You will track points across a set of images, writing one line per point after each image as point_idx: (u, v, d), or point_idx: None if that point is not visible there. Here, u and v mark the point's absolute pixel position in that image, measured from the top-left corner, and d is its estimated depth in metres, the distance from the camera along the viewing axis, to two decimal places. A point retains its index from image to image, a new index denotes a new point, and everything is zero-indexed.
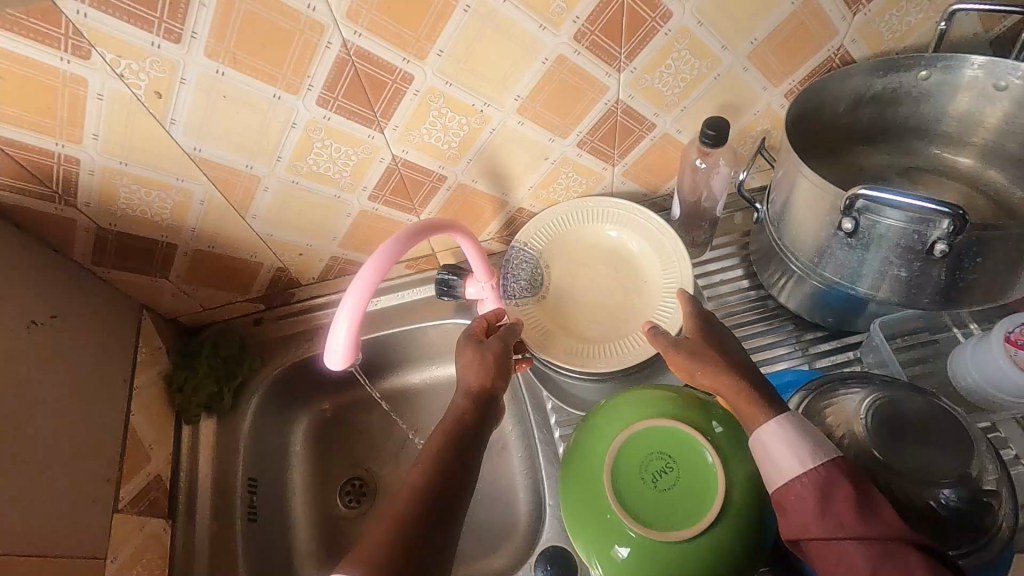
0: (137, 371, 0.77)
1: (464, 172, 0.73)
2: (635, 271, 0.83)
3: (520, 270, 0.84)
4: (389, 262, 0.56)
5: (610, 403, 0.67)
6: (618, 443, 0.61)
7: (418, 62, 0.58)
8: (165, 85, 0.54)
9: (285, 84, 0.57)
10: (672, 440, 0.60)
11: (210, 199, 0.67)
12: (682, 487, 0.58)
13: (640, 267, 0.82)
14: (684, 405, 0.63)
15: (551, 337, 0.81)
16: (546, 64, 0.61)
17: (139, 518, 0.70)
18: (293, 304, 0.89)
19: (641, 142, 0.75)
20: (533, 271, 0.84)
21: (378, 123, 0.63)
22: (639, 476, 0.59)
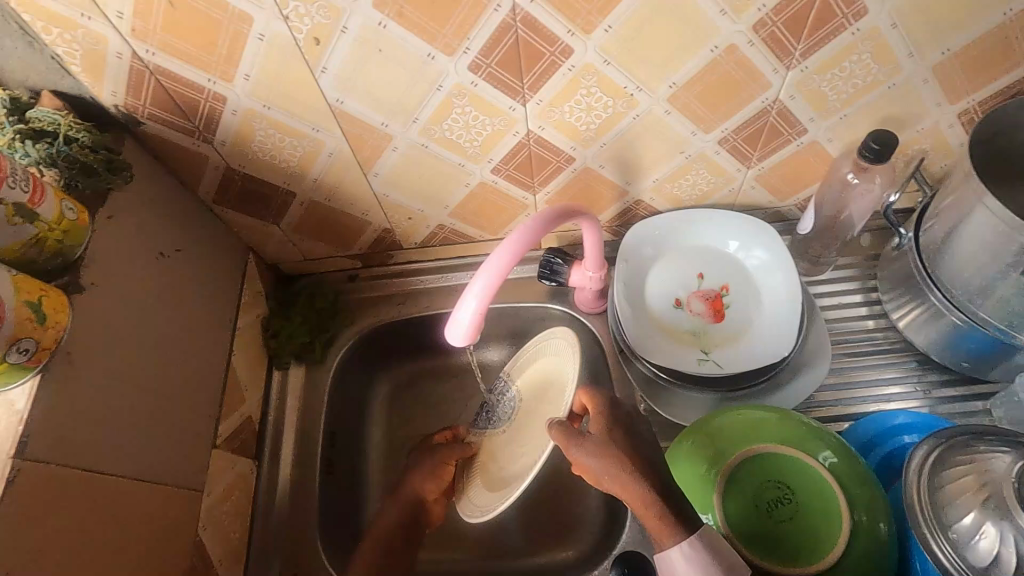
0: (240, 313, 0.77)
1: (595, 156, 0.69)
2: (556, 379, 0.75)
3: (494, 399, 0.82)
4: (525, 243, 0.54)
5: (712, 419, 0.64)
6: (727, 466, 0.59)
7: (583, 36, 0.54)
8: (326, 32, 0.52)
9: (443, 44, 0.54)
10: (785, 465, 0.58)
11: (339, 152, 0.66)
12: (800, 518, 0.55)
13: (556, 375, 0.75)
14: (793, 428, 0.61)
15: (500, 457, 0.76)
16: (713, 53, 0.57)
17: (232, 457, 0.71)
18: (389, 266, 0.89)
19: (786, 147, 0.70)
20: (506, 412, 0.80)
21: (524, 94, 0.60)
22: (752, 504, 0.57)
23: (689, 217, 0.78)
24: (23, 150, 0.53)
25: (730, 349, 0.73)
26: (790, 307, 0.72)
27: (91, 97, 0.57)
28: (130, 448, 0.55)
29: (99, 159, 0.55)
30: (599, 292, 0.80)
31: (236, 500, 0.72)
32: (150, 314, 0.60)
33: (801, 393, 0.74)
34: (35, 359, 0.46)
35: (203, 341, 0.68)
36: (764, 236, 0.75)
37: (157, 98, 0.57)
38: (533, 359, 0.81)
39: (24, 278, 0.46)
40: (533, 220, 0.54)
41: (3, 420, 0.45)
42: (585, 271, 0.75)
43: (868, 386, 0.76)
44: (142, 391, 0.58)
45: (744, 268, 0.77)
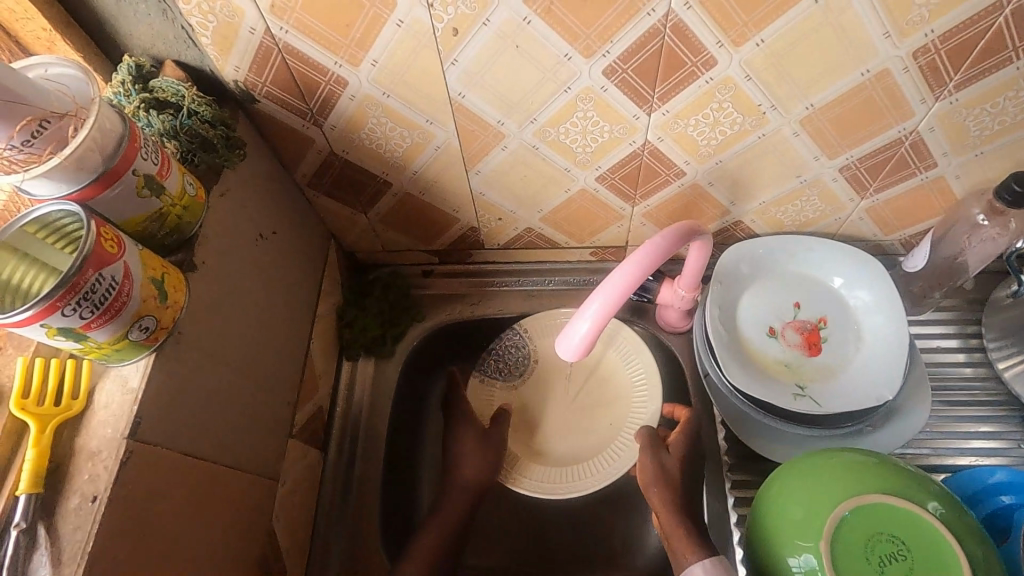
0: (319, 300, 0.76)
1: (706, 173, 0.67)
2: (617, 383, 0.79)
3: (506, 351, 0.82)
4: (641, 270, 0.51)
5: (802, 463, 0.61)
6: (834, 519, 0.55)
7: (731, 48, 0.51)
8: (467, 24, 0.50)
9: (584, 45, 0.51)
10: (894, 517, 0.55)
11: (446, 146, 0.64)
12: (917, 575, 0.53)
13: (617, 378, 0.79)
14: (894, 474, 0.57)
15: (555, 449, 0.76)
16: (864, 77, 0.54)
17: (305, 447, 0.70)
18: (465, 264, 0.87)
19: (909, 180, 0.66)
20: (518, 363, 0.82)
21: (652, 104, 0.57)
22: (864, 559, 0.54)
23: (789, 244, 0.75)
24: (146, 120, 0.51)
25: (826, 384, 0.70)
26: (895, 348, 0.69)
27: (212, 71, 0.56)
28: (223, 434, 0.54)
29: (218, 135, 0.53)
30: (685, 312, 0.77)
31: (305, 491, 0.70)
32: (247, 297, 0.59)
33: (902, 435, 0.70)
34: (152, 338, 0.44)
35: (289, 327, 0.67)
36: (871, 273, 0.72)
37: (278, 77, 0.56)
38: (551, 328, 0.82)
39: (148, 253, 0.44)
40: (650, 246, 0.51)
41: (116, 398, 0.44)
42: (677, 291, 0.73)
43: (967, 437, 0.72)
44: (236, 376, 0.56)
45: (843, 302, 0.74)
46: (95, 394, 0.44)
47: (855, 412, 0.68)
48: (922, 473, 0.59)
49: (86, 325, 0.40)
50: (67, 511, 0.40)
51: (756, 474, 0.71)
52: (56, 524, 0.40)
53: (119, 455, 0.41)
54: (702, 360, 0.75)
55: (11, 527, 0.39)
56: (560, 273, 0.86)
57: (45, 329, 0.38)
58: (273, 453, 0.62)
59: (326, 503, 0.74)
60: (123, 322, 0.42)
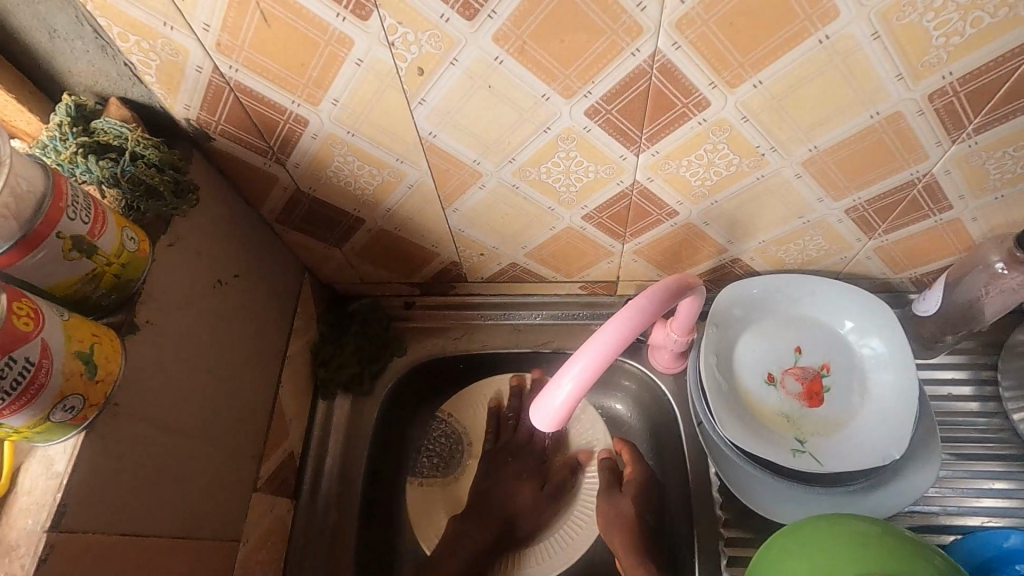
0: (291, 340, 0.72)
1: (701, 213, 0.62)
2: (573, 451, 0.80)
3: (436, 445, 0.83)
4: (625, 337, 0.46)
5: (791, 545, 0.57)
6: None
7: (726, 89, 0.46)
8: (432, 63, 0.45)
9: (563, 86, 0.47)
10: None
11: (420, 185, 0.59)
12: None
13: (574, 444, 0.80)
14: (888, 548, 0.52)
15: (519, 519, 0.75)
16: (873, 119, 0.49)
17: (272, 498, 0.66)
18: (449, 296, 0.82)
19: (922, 222, 0.61)
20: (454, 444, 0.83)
21: (640, 144, 0.53)
22: None
23: (791, 284, 0.70)
24: (85, 165, 0.47)
25: (830, 437, 0.65)
26: (905, 400, 0.64)
27: (162, 109, 0.51)
28: (172, 503, 0.50)
29: (166, 181, 0.49)
30: (679, 354, 0.72)
31: (272, 544, 0.66)
32: (202, 349, 0.55)
33: (913, 492, 0.65)
34: (80, 416, 0.41)
35: (253, 375, 0.63)
36: (880, 319, 0.67)
37: (233, 115, 0.51)
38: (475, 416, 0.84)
39: (75, 322, 0.40)
40: (632, 308, 0.47)
41: (41, 482, 0.40)
42: (669, 333, 0.68)
43: (980, 494, 0.67)
44: (189, 437, 0.52)
45: (849, 347, 0.69)
46: (19, 476, 0.41)
47: (863, 470, 0.64)
48: (925, 545, 0.54)
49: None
50: None
51: (752, 531, 0.67)
52: None
53: (39, 552, 0.38)
54: (697, 408, 0.70)
55: None
56: (549, 307, 0.82)
57: None
58: (234, 511, 0.59)
59: (296, 554, 0.70)
60: (43, 404, 0.38)
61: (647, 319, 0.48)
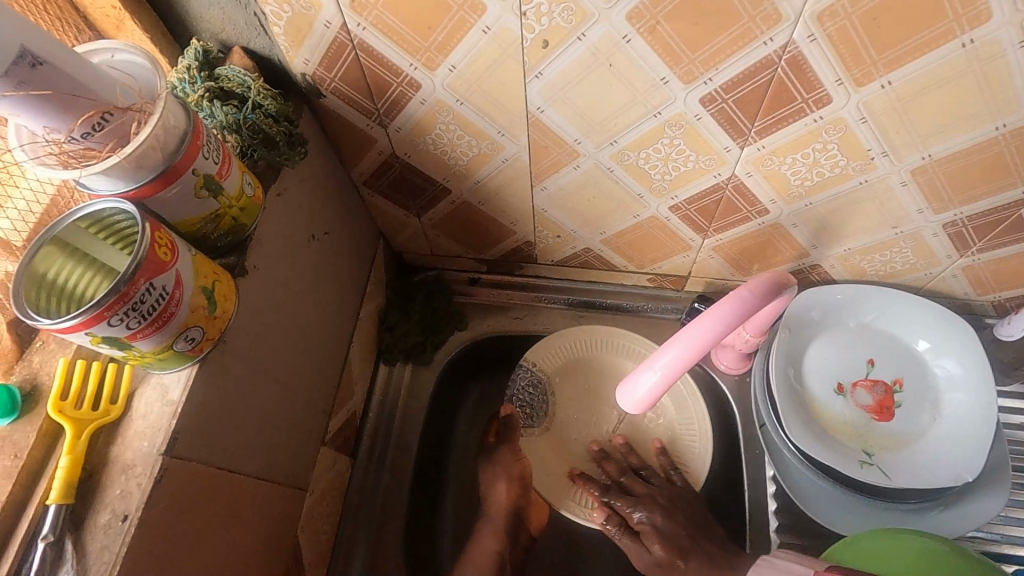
0: (363, 303, 0.73)
1: (792, 214, 0.61)
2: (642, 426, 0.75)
3: (521, 393, 0.76)
4: (703, 345, 0.47)
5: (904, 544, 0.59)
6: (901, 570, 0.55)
7: (851, 88, 0.46)
8: (559, 37, 0.45)
9: (685, 69, 0.47)
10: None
11: (515, 160, 0.60)
12: None
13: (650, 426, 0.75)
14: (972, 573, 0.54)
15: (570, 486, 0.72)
16: (997, 131, 0.47)
17: (335, 454, 0.68)
18: (514, 276, 0.83)
19: (1020, 244, 0.60)
20: (541, 393, 0.76)
21: (747, 138, 0.52)
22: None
23: (870, 295, 0.69)
24: (209, 110, 0.48)
25: (896, 452, 0.65)
26: (978, 422, 0.63)
27: (281, 62, 0.53)
28: (258, 444, 0.51)
29: (281, 132, 0.50)
30: (744, 355, 0.72)
31: (331, 499, 0.68)
32: (294, 300, 0.56)
33: (979, 517, 0.63)
34: (197, 349, 0.42)
35: (331, 331, 0.64)
36: (962, 342, 0.65)
37: (349, 75, 0.52)
38: (558, 352, 0.77)
39: (201, 258, 0.42)
40: (711, 320, 0.46)
41: (155, 408, 0.41)
42: (742, 333, 0.68)
43: None
44: (276, 384, 0.54)
45: (924, 366, 0.68)
46: (134, 401, 0.42)
47: (926, 490, 0.63)
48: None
49: (132, 335, 0.37)
50: (97, 526, 0.38)
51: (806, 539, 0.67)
52: (84, 539, 0.38)
53: (154, 473, 0.39)
54: (760, 409, 0.70)
55: (39, 539, 0.37)
56: (614, 296, 0.82)
57: (89, 337, 0.36)
58: (304, 461, 0.60)
59: (352, 511, 0.72)
60: (169, 333, 0.39)
61: (731, 325, 0.47)
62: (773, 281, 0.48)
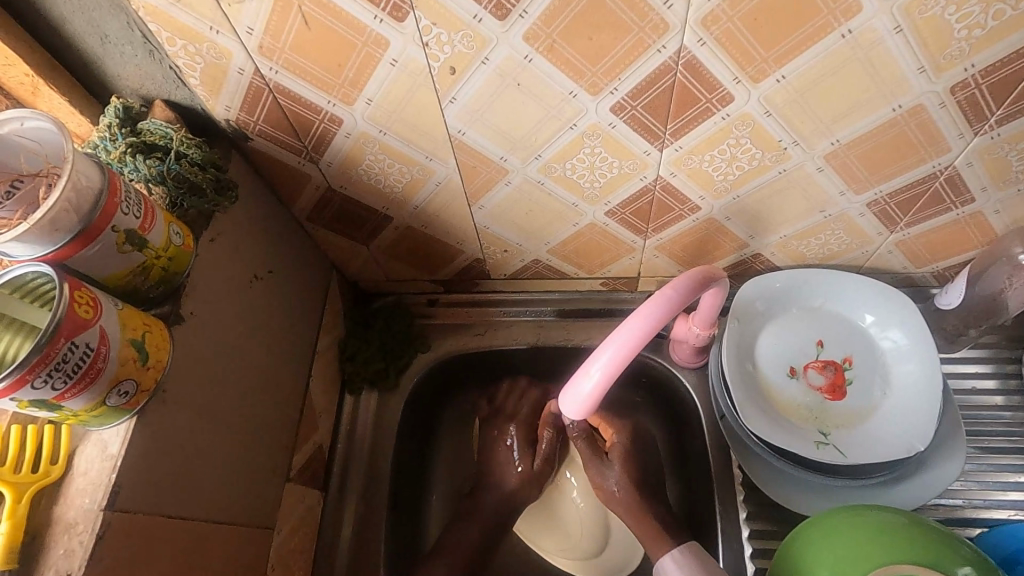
0: (319, 336, 0.74)
1: (723, 208, 0.63)
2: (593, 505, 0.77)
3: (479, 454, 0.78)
4: (634, 343, 0.48)
5: (858, 510, 0.58)
6: (850, 541, 0.55)
7: (749, 85, 0.48)
8: (464, 62, 0.47)
9: (590, 82, 0.48)
10: (896, 549, 0.53)
11: (447, 182, 0.61)
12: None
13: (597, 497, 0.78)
14: (925, 543, 0.53)
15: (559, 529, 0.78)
16: (895, 112, 0.49)
17: (303, 489, 0.68)
18: (470, 293, 0.84)
19: (943, 215, 0.61)
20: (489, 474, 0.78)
21: (664, 140, 0.54)
22: (851, 558, 0.54)
23: (813, 279, 0.70)
24: (133, 164, 0.49)
25: (853, 428, 0.66)
26: (925, 392, 0.65)
27: (203, 110, 0.54)
28: (212, 489, 0.52)
29: (208, 179, 0.51)
30: (699, 350, 0.73)
31: (304, 533, 0.68)
32: (240, 341, 0.56)
33: (933, 487, 0.65)
34: (132, 402, 0.43)
35: (287, 367, 0.65)
36: (903, 315, 0.67)
37: (271, 116, 0.54)
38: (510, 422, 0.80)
39: (128, 312, 0.42)
40: (639, 318, 0.48)
41: (95, 465, 0.42)
42: (692, 328, 0.69)
43: (1002, 487, 0.67)
44: (228, 427, 0.54)
45: (870, 340, 0.69)
46: (75, 458, 0.42)
47: (885, 463, 0.64)
48: (967, 544, 0.54)
49: (59, 396, 0.38)
50: None
51: (775, 523, 0.68)
52: None
53: (95, 529, 0.40)
54: (719, 401, 0.71)
55: None
56: (572, 303, 0.83)
57: (15, 402, 0.36)
58: (269, 501, 0.60)
59: (326, 545, 0.72)
60: (100, 389, 0.40)
61: (657, 323, 0.49)
62: (694, 278, 0.51)
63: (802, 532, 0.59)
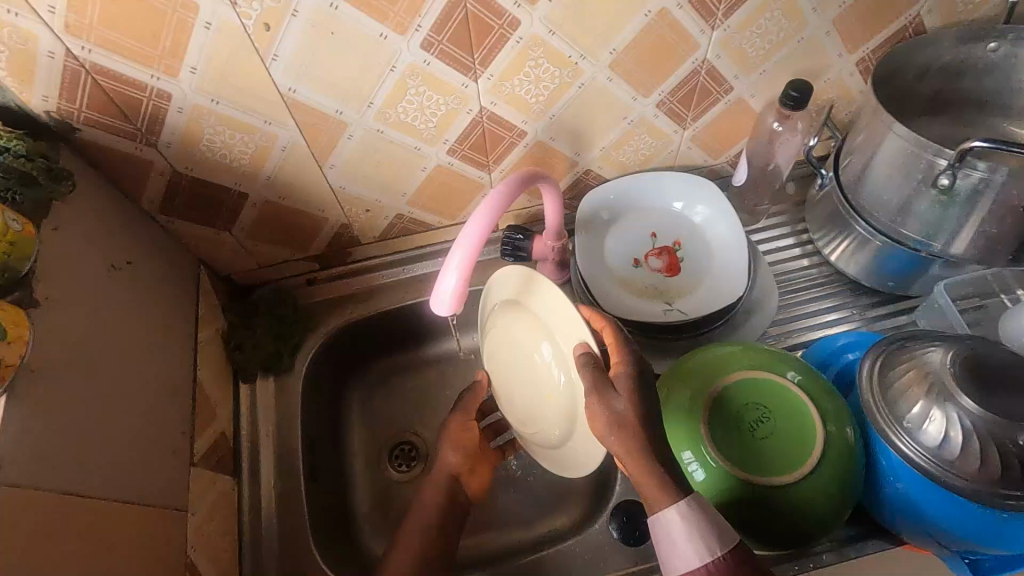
0: (199, 328, 0.74)
1: (544, 129, 0.72)
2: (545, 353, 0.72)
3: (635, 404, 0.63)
4: (479, 239, 0.55)
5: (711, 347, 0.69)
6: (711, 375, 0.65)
7: (528, 7, 0.57)
8: (276, 17, 0.52)
9: (395, 23, 0.55)
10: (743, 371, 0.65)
11: (293, 146, 0.65)
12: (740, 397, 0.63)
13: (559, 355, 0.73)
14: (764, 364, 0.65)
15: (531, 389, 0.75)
16: (648, 17, 0.62)
17: (211, 473, 0.68)
18: (347, 264, 0.88)
19: (717, 105, 0.75)
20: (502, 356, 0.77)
21: (475, 71, 0.62)
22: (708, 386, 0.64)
23: (635, 183, 0.82)
24: None
25: (690, 296, 0.79)
26: (735, 251, 0.78)
27: (19, 106, 0.54)
28: (108, 468, 0.52)
29: (39, 168, 0.52)
30: (561, 265, 0.82)
31: (223, 517, 0.68)
32: (110, 329, 0.57)
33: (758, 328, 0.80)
34: None
35: (168, 355, 0.65)
36: (708, 195, 0.81)
37: (96, 101, 0.55)
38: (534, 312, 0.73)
39: None
40: (478, 217, 0.55)
41: None
42: (546, 242, 0.77)
43: (812, 317, 0.82)
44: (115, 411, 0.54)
45: (689, 223, 0.83)
46: None
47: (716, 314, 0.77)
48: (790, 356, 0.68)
49: None
50: None
51: None
52: None
53: None
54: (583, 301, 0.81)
55: None
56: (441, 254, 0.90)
57: None
58: (175, 483, 0.61)
59: (249, 530, 0.72)
60: None
61: (494, 219, 0.56)
62: (520, 179, 0.59)
63: (667, 386, 0.67)
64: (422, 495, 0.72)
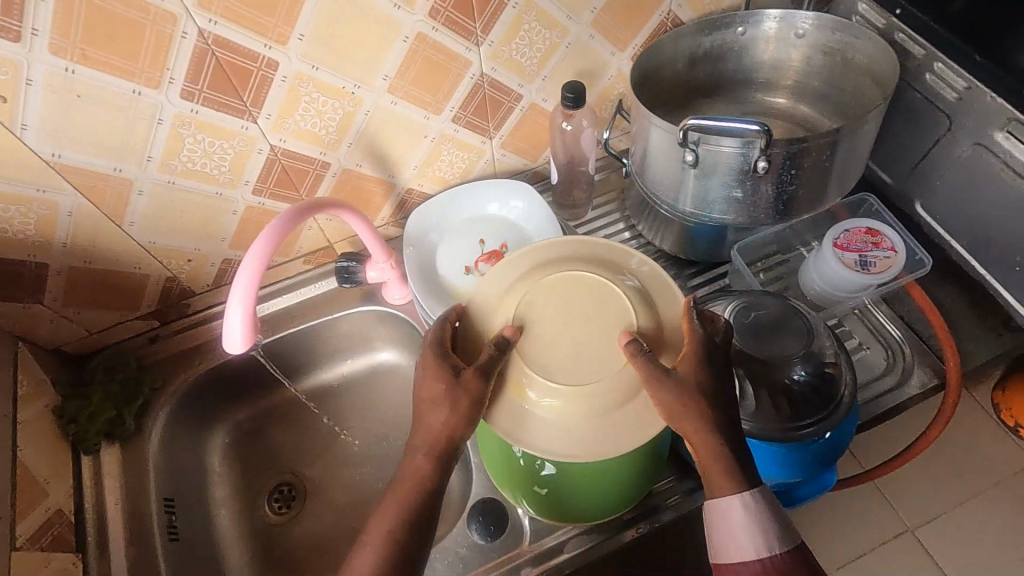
0: (18, 406, 0.72)
1: (346, 157, 0.75)
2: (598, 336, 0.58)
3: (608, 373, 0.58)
4: (257, 271, 0.57)
5: None
6: None
7: (280, 47, 0.61)
8: (9, 88, 0.53)
9: (144, 78, 0.57)
10: None
11: (79, 209, 0.65)
12: None
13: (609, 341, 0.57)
14: None
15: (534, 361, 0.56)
16: (407, 43, 0.66)
17: (42, 554, 0.65)
18: (189, 317, 0.87)
19: (513, 113, 0.80)
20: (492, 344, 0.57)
21: (250, 112, 0.64)
22: None
23: (454, 195, 0.86)
24: None
25: None
26: (553, 244, 0.83)
27: None
28: None
29: None
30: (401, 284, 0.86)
31: None
32: None
33: None
34: None
35: None
36: (523, 196, 0.86)
37: None
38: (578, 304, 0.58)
39: None
40: (253, 250, 0.57)
41: None
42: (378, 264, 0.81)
43: None
44: None
45: (512, 224, 0.87)
46: None
47: None
48: None
49: None
50: None
51: None
52: None
53: None
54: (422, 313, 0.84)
55: None
56: (286, 291, 0.91)
57: None
58: None
59: None
60: None
61: (270, 250, 0.58)
62: (300, 211, 0.62)
63: None
64: (401, 472, 0.54)
